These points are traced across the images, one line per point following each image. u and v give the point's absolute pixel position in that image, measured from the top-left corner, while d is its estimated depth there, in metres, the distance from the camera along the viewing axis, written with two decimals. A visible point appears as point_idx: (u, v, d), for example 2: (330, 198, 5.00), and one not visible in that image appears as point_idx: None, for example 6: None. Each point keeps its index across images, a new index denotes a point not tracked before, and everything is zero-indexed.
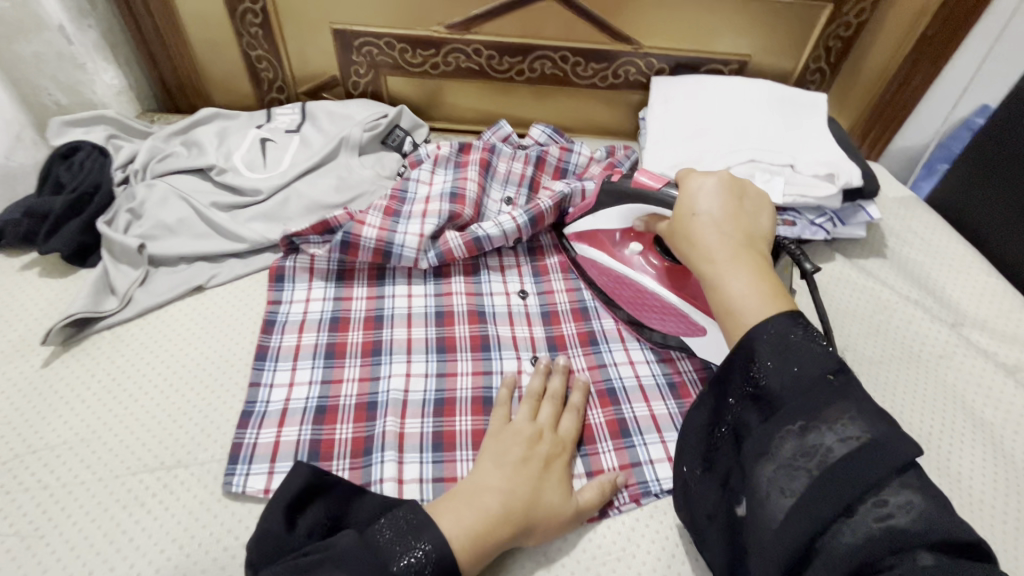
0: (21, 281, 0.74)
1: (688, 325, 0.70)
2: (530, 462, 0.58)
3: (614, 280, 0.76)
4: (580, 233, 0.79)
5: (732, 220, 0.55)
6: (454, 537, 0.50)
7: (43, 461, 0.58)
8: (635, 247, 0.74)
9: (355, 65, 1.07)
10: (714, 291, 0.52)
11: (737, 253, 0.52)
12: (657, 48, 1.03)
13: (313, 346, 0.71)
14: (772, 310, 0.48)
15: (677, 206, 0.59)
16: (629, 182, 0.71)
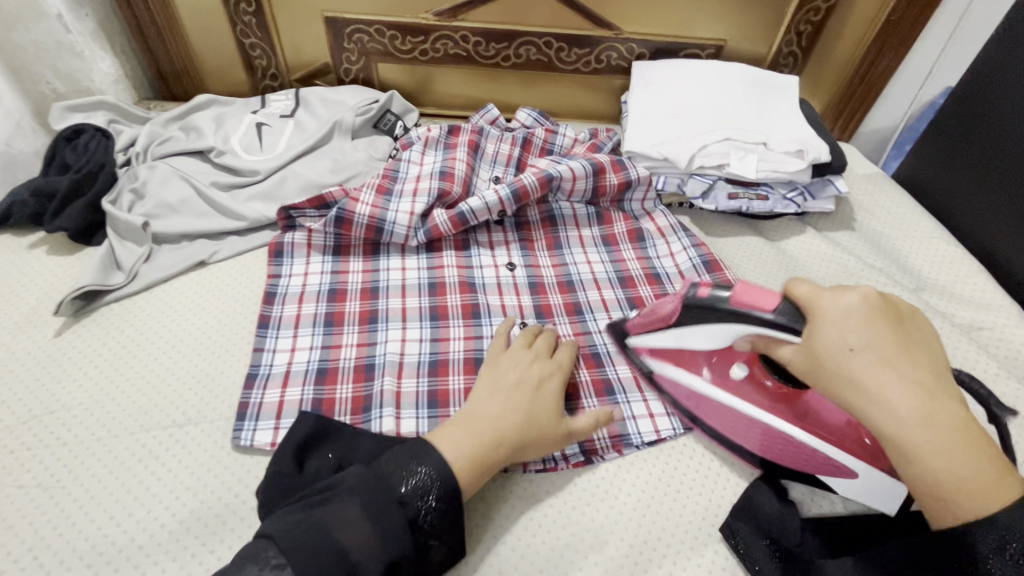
0: (29, 258, 0.78)
1: (834, 467, 0.61)
2: (522, 390, 0.63)
3: (727, 419, 0.66)
4: (656, 350, 0.70)
5: (912, 368, 0.49)
6: (454, 458, 0.57)
7: (60, 421, 0.62)
8: (736, 370, 0.66)
9: (346, 52, 1.10)
10: (933, 485, 0.47)
11: (928, 415, 0.47)
12: (637, 33, 1.07)
13: (313, 315, 0.75)
14: (991, 484, 0.46)
15: (831, 346, 0.51)
16: (726, 298, 0.59)
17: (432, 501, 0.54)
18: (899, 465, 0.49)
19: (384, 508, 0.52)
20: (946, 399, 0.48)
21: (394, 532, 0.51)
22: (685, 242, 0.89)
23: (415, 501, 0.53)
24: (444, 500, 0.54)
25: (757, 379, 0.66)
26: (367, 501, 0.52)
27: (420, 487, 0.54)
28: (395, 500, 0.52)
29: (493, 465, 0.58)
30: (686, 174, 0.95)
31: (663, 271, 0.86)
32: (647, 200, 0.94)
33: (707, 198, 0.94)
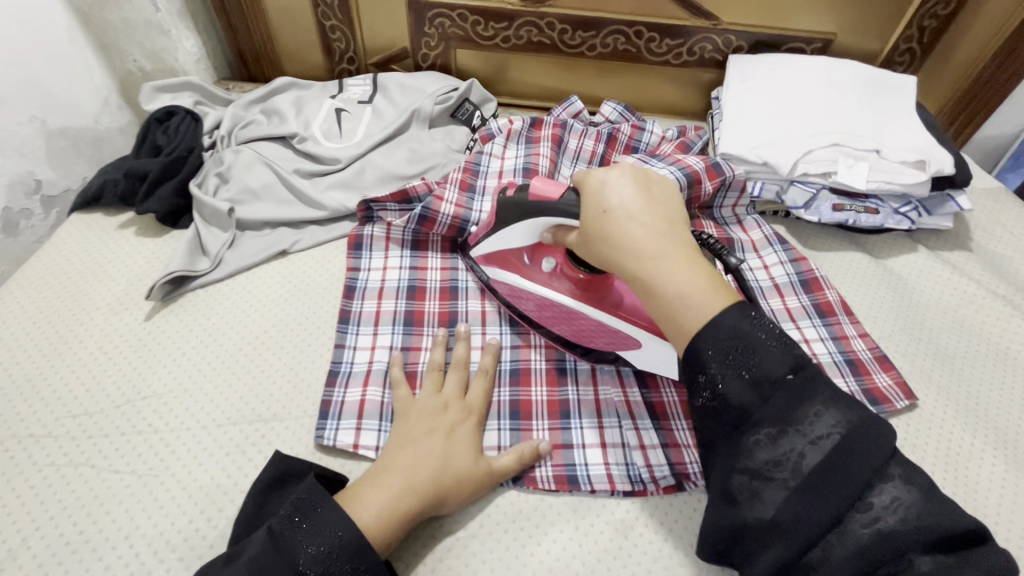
0: (121, 239, 0.79)
1: (622, 338, 0.66)
2: (436, 433, 0.59)
3: (540, 307, 0.70)
4: (489, 255, 0.73)
5: (647, 216, 0.55)
6: (366, 515, 0.51)
7: (151, 407, 0.63)
8: (546, 263, 0.69)
9: (426, 37, 1.06)
10: (672, 314, 0.51)
11: (660, 249, 0.53)
12: (737, 24, 1.00)
13: (392, 312, 0.73)
14: (716, 301, 0.50)
15: (594, 210, 0.57)
16: (527, 194, 0.64)
17: (340, 566, 0.48)
18: (650, 302, 0.53)
19: None
20: (676, 237, 0.54)
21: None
22: (781, 255, 0.84)
23: (317, 572, 0.47)
24: (353, 564, 0.48)
25: (564, 269, 0.68)
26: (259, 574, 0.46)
27: (321, 556, 0.48)
28: (292, 572, 0.47)
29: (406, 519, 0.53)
30: (787, 181, 0.88)
31: (758, 284, 0.81)
32: (738, 206, 0.89)
33: (809, 208, 0.87)
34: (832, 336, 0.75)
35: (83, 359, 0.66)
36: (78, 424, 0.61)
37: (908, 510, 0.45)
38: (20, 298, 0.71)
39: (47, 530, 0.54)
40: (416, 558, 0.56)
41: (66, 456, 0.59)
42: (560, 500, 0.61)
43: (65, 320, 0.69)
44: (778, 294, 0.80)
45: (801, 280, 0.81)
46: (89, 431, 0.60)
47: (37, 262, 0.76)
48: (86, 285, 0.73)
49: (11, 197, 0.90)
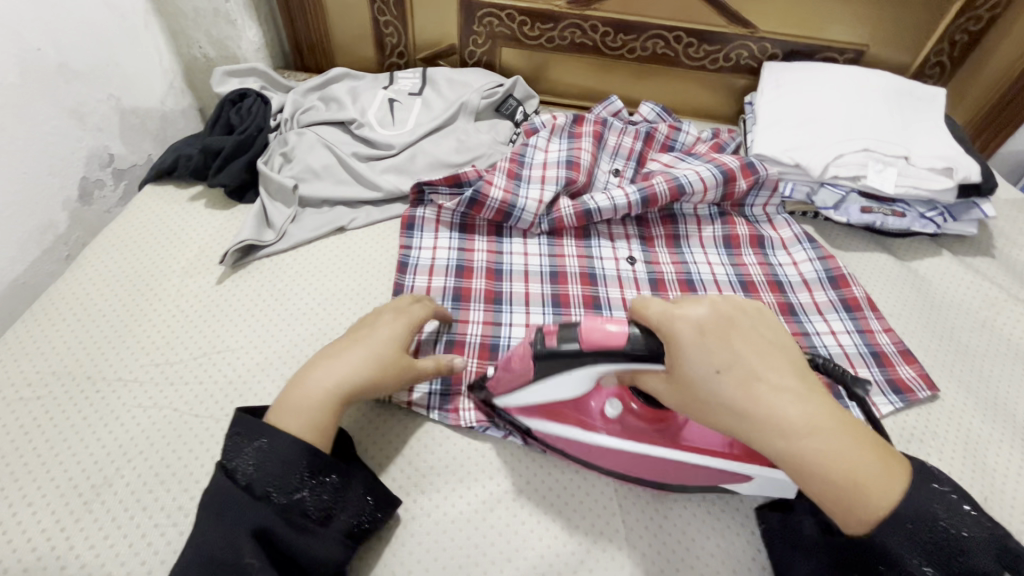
0: (193, 210, 0.85)
1: (723, 474, 0.58)
2: (370, 346, 0.60)
3: (608, 455, 0.60)
4: (531, 406, 0.62)
5: (778, 374, 0.49)
6: (286, 424, 0.53)
7: (224, 360, 0.67)
8: (611, 407, 0.61)
9: (474, 35, 1.12)
10: (846, 495, 0.46)
11: (813, 413, 0.47)
12: (774, 33, 1.04)
13: (442, 288, 0.79)
14: (890, 474, 0.47)
15: (700, 370, 0.49)
16: (574, 342, 0.53)
17: (298, 485, 0.52)
18: (807, 480, 0.47)
19: (241, 509, 0.50)
20: (813, 391, 0.49)
21: (267, 526, 0.50)
22: (810, 252, 0.88)
23: (275, 491, 0.51)
24: (306, 480, 0.52)
25: (627, 413, 0.61)
26: (229, 508, 0.50)
27: (270, 476, 0.51)
28: (252, 497, 0.50)
29: (324, 428, 0.55)
30: (817, 183, 0.92)
31: (787, 279, 0.86)
32: (769, 205, 0.93)
33: (838, 210, 0.91)
34: (857, 330, 0.79)
35: (161, 315, 0.71)
36: (159, 370, 0.66)
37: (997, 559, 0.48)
38: (103, 258, 0.77)
39: (137, 461, 0.58)
40: (468, 505, 0.60)
41: (150, 399, 0.63)
42: (600, 464, 0.64)
43: (145, 280, 0.75)
44: (807, 289, 0.84)
45: (828, 277, 0.85)
46: (171, 378, 0.65)
47: (116, 227, 0.81)
48: (163, 249, 0.79)
49: (88, 168, 0.94)
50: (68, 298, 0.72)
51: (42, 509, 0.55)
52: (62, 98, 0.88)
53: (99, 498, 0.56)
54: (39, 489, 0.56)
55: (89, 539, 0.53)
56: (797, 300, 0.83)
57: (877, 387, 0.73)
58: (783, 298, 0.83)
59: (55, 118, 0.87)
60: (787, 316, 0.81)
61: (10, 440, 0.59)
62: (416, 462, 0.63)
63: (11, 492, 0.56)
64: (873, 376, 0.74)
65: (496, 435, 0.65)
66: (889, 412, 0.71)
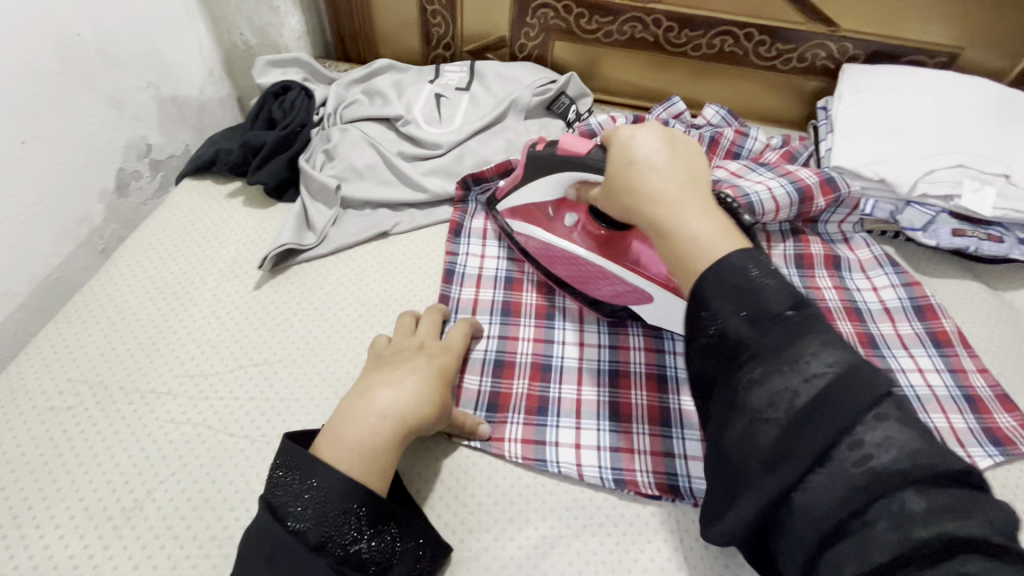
0: (231, 207, 0.81)
1: (632, 292, 0.66)
2: (432, 373, 0.58)
3: (562, 260, 0.70)
4: (515, 209, 0.75)
5: (674, 162, 0.53)
6: (348, 466, 0.49)
7: (262, 374, 0.63)
8: (570, 218, 0.69)
9: (526, 27, 1.05)
10: (680, 255, 0.49)
11: (680, 195, 0.51)
12: (856, 32, 0.95)
13: (489, 302, 0.73)
14: (723, 241, 0.47)
15: (618, 162, 0.56)
16: (557, 149, 0.65)
17: (357, 534, 0.47)
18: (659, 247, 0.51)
19: (296, 561, 0.44)
20: (697, 186, 0.52)
21: None
22: (892, 278, 0.80)
23: (335, 540, 0.46)
24: (365, 529, 0.47)
25: (584, 224, 0.68)
26: (280, 559, 0.45)
27: (327, 522, 0.46)
28: (308, 547, 0.45)
29: (387, 468, 0.51)
30: (903, 200, 0.84)
31: (866, 306, 0.78)
32: (846, 223, 0.85)
33: (927, 232, 0.82)
34: (948, 369, 0.71)
35: (197, 322, 0.67)
36: (195, 383, 0.62)
37: (902, 449, 0.38)
38: (138, 257, 0.74)
39: (169, 484, 0.55)
40: (520, 551, 0.55)
41: (184, 414, 0.59)
42: (664, 510, 0.58)
43: (180, 282, 0.71)
44: (889, 318, 0.76)
45: (914, 306, 0.77)
46: (206, 392, 0.61)
47: (152, 223, 0.78)
48: (201, 248, 0.75)
49: (125, 158, 0.90)
50: (103, 298, 0.69)
51: (71, 532, 0.52)
52: (101, 85, 0.84)
53: (130, 523, 0.52)
54: (69, 509, 0.53)
55: (119, 567, 0.50)
56: (878, 330, 0.75)
57: (971, 438, 0.65)
58: (862, 327, 0.75)
59: (95, 107, 0.83)
60: (868, 349, 0.73)
61: (40, 453, 0.56)
62: (462, 497, 0.58)
63: (42, 512, 0.53)
64: (967, 425, 0.66)
65: (548, 471, 0.60)
66: (987, 466, 0.63)
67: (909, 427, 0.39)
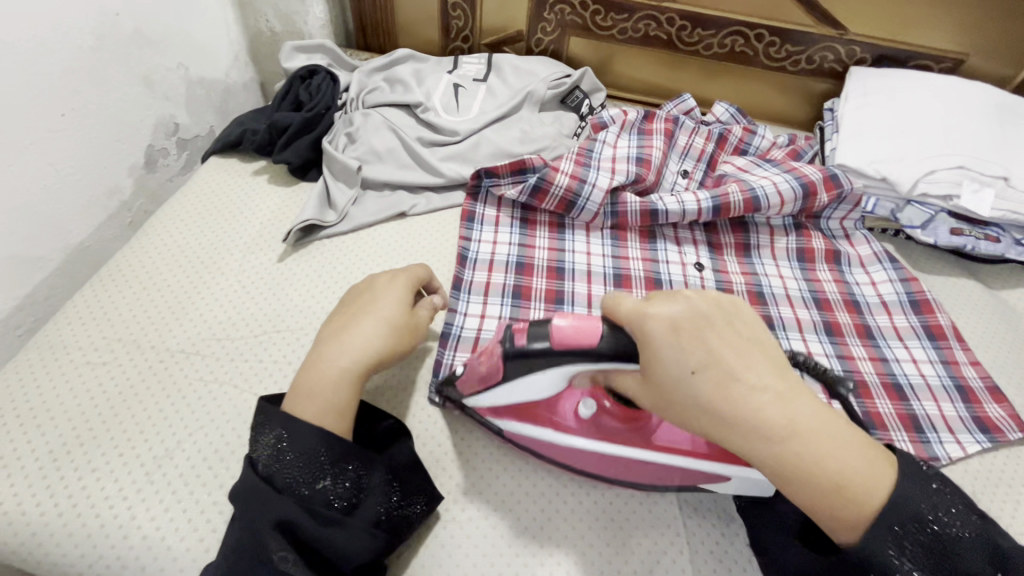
0: (256, 185, 0.84)
1: (688, 472, 0.57)
2: (380, 317, 0.58)
3: (578, 455, 0.59)
4: (507, 407, 0.59)
5: (756, 371, 0.45)
6: (304, 408, 0.52)
7: (284, 340, 0.66)
8: (585, 407, 0.58)
9: (543, 22, 1.09)
10: (841, 498, 0.43)
11: (794, 418, 0.44)
12: (864, 36, 0.98)
13: (501, 284, 0.76)
14: (870, 468, 0.44)
15: (675, 368, 0.45)
16: (547, 344, 0.49)
17: (318, 474, 0.49)
18: (796, 485, 0.44)
19: (263, 502, 0.47)
20: (792, 384, 0.46)
21: (287, 519, 0.47)
22: (891, 273, 0.82)
23: (300, 482, 0.49)
24: (327, 469, 0.50)
25: (600, 414, 0.58)
26: (252, 504, 0.48)
27: (290, 465, 0.49)
28: (276, 490, 0.48)
29: (343, 408, 0.53)
30: (903, 199, 0.87)
31: (864, 299, 0.80)
32: (848, 219, 0.87)
33: (926, 229, 0.85)
34: (941, 360, 0.74)
35: (224, 291, 0.71)
36: (221, 346, 0.65)
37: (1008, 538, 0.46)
38: (168, 228, 0.77)
39: (197, 437, 0.58)
40: (527, 512, 0.58)
41: (212, 373, 0.63)
42: None
43: (208, 253, 0.74)
44: (886, 311, 0.79)
45: (910, 300, 0.79)
46: (231, 354, 0.65)
47: (181, 198, 0.82)
48: (228, 223, 0.78)
49: (154, 136, 0.94)
50: (135, 265, 0.72)
51: (106, 476, 0.55)
52: (136, 65, 0.88)
53: (160, 471, 0.56)
54: (105, 455, 0.56)
55: (151, 509, 0.53)
56: (874, 322, 0.78)
57: (963, 425, 0.68)
58: (859, 318, 0.78)
59: (129, 85, 0.87)
60: (864, 340, 0.76)
61: (77, 403, 0.59)
62: (472, 462, 0.61)
63: (78, 457, 0.56)
64: (958, 413, 0.69)
65: None
66: (975, 451, 0.66)
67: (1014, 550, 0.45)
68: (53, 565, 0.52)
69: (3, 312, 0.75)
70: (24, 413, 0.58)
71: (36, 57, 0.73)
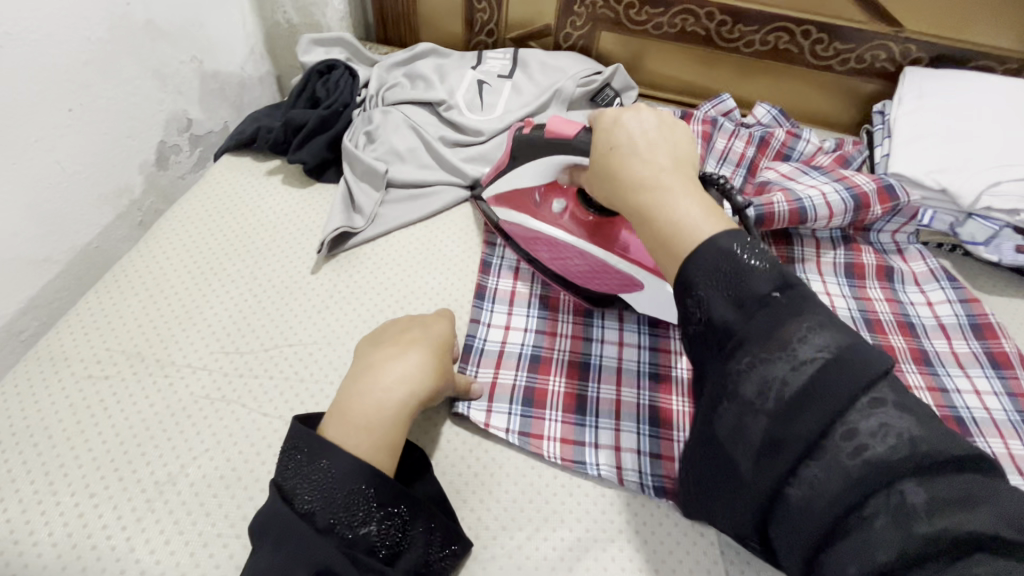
0: (270, 185, 0.80)
1: (621, 281, 0.65)
2: (429, 346, 0.56)
3: (545, 245, 0.68)
4: (502, 197, 0.72)
5: (660, 142, 0.51)
6: (355, 442, 0.47)
7: (296, 355, 0.62)
8: (557, 204, 0.67)
9: (573, 16, 1.03)
10: (670, 235, 0.45)
11: (680, 180, 0.48)
12: (922, 34, 0.91)
13: (527, 296, 0.71)
14: (710, 219, 0.44)
15: (604, 141, 0.53)
16: (541, 133, 0.62)
17: (363, 517, 0.45)
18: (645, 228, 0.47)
19: (303, 546, 0.43)
20: (685, 167, 0.49)
21: (330, 567, 0.42)
22: (949, 293, 0.76)
23: (343, 521, 0.44)
24: (374, 511, 0.45)
25: (572, 211, 0.66)
26: (290, 548, 0.43)
27: (333, 502, 0.44)
28: (316, 530, 0.43)
29: (395, 442, 0.49)
30: (964, 213, 0.80)
31: (919, 321, 0.74)
32: (900, 233, 0.81)
33: (988, 246, 0.78)
34: (1007, 392, 0.67)
35: (234, 299, 0.66)
36: (230, 360, 0.61)
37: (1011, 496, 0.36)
38: (177, 231, 0.73)
39: (202, 461, 0.54)
40: (555, 553, 0.53)
41: (219, 390, 0.59)
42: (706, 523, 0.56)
43: (219, 258, 0.71)
44: (944, 335, 0.73)
45: (971, 324, 0.73)
46: (241, 370, 0.61)
47: (192, 197, 0.78)
48: (240, 226, 0.74)
49: (166, 132, 0.90)
50: (141, 271, 0.68)
51: (105, 503, 0.51)
52: (148, 58, 0.84)
53: (162, 498, 0.52)
54: (104, 480, 0.52)
55: (152, 542, 0.49)
56: (931, 347, 0.72)
57: None
58: (915, 342, 0.72)
59: (141, 79, 0.83)
60: (921, 366, 0.70)
61: (77, 421, 0.56)
62: (495, 494, 0.56)
63: (76, 480, 0.52)
64: None
65: (587, 475, 0.58)
66: None
67: (911, 415, 0.35)
68: None
69: (7, 316, 0.72)
70: (21, 431, 0.55)
71: (44, 49, 0.69)
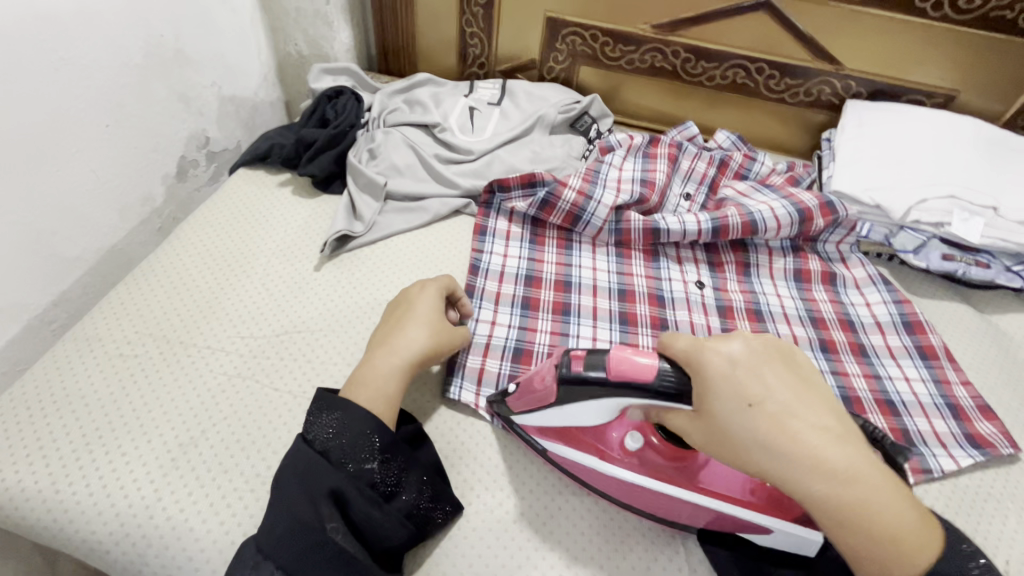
0: (282, 195, 0.89)
1: (738, 523, 0.55)
2: (417, 316, 0.65)
3: (620, 488, 0.59)
4: (550, 428, 0.61)
5: (804, 393, 0.45)
6: (356, 395, 0.57)
7: (304, 339, 0.70)
8: (632, 439, 0.59)
9: (556, 52, 1.15)
10: (881, 545, 0.43)
11: (850, 445, 0.44)
12: (860, 71, 1.03)
13: (511, 295, 0.80)
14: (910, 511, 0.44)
15: (730, 407, 0.45)
16: (602, 375, 0.52)
17: (367, 456, 0.54)
18: (843, 531, 0.43)
19: (318, 474, 0.52)
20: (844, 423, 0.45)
21: (341, 490, 0.51)
22: (885, 295, 0.86)
23: (352, 459, 0.53)
24: (375, 452, 0.54)
25: (648, 448, 0.59)
26: (308, 477, 0.52)
27: (345, 445, 0.53)
28: (328, 461, 0.53)
29: (390, 399, 0.58)
30: (896, 225, 0.91)
31: (858, 319, 0.84)
32: (843, 243, 0.91)
33: (918, 254, 0.89)
34: (933, 379, 0.76)
35: (249, 293, 0.75)
36: (245, 344, 0.69)
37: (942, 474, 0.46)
38: (196, 235, 0.82)
39: (220, 428, 0.61)
40: (531, 509, 0.60)
41: (235, 368, 0.66)
42: None
43: (236, 257, 0.79)
44: (879, 331, 0.82)
45: (903, 321, 0.83)
46: (255, 351, 0.68)
47: (212, 206, 0.87)
48: (254, 230, 0.83)
49: (187, 148, 1.00)
50: (165, 267, 0.77)
51: (135, 461, 0.58)
52: (175, 83, 0.94)
53: (186, 457, 0.59)
54: (133, 441, 0.59)
55: (176, 492, 0.56)
56: (868, 341, 0.81)
57: (956, 442, 0.70)
58: (854, 337, 0.81)
59: (167, 101, 0.93)
60: (858, 357, 0.79)
61: (109, 392, 0.63)
62: (480, 459, 0.64)
63: (109, 441, 0.59)
64: (950, 429, 0.71)
65: None
66: (968, 465, 0.68)
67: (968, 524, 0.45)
68: (85, 541, 0.55)
69: (39, 307, 0.79)
70: (59, 401, 0.62)
71: (87, 71, 0.79)
